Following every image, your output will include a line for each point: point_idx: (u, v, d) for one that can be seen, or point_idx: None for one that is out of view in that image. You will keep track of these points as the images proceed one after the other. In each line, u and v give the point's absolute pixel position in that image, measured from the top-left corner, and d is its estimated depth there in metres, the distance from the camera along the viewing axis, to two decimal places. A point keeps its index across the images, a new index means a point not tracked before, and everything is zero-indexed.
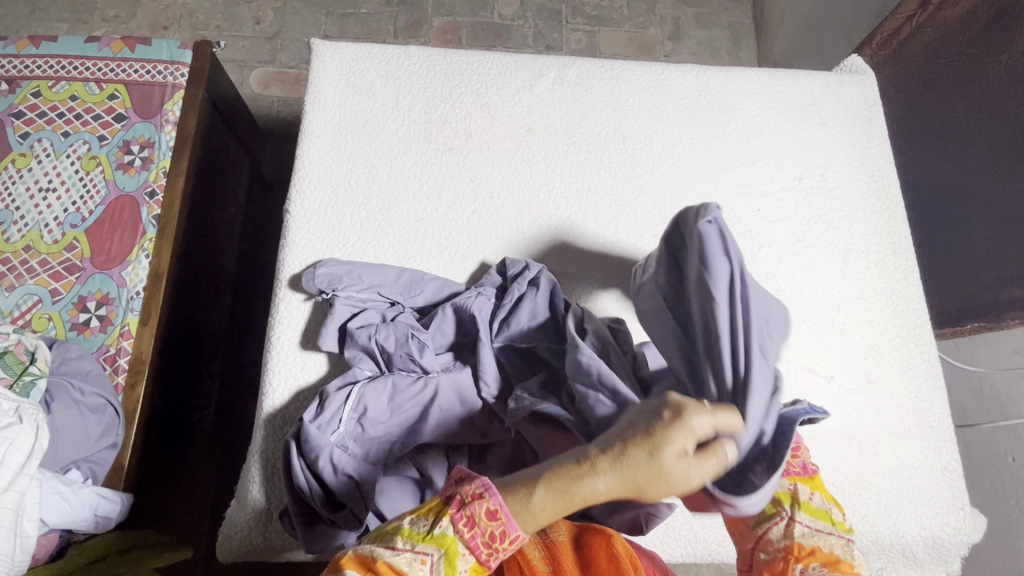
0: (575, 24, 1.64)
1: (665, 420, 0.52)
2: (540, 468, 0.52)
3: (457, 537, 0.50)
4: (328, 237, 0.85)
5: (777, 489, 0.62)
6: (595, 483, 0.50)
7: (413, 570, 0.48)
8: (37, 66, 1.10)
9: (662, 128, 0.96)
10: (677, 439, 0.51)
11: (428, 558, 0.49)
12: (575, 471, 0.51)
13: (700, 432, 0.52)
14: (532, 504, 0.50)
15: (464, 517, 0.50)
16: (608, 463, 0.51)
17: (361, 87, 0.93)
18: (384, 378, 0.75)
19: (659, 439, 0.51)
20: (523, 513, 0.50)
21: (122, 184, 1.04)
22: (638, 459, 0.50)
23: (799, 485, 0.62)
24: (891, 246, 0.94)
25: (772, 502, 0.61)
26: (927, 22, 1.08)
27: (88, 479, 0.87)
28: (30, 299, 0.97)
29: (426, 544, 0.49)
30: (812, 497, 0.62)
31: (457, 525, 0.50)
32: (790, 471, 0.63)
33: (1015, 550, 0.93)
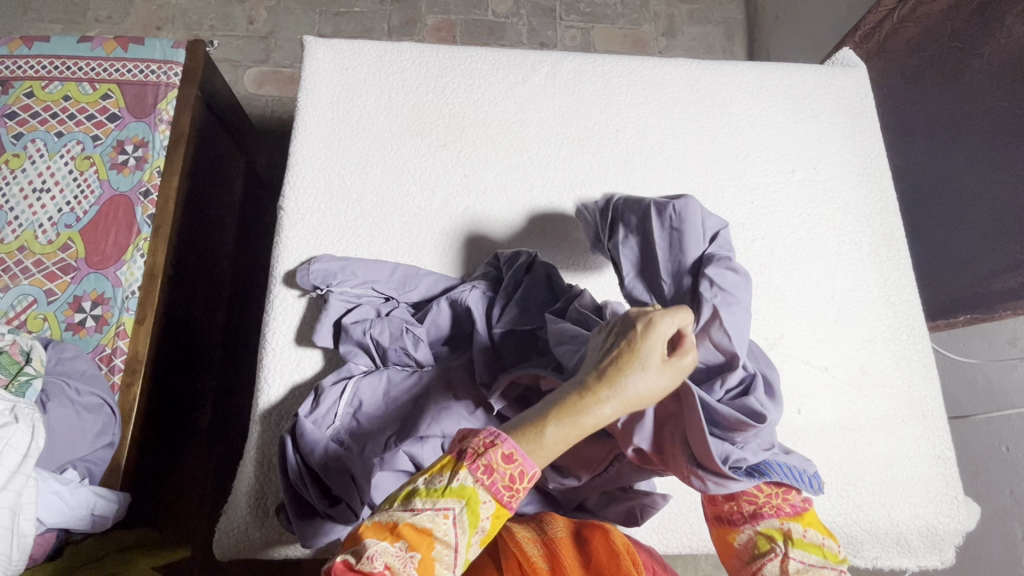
0: (569, 21, 1.65)
1: (638, 328, 0.50)
2: (540, 406, 0.51)
3: (476, 486, 0.49)
4: (322, 234, 0.85)
5: (766, 526, 0.59)
6: (596, 412, 0.49)
7: (437, 526, 0.48)
8: (30, 67, 1.10)
9: (655, 122, 0.96)
10: (654, 341, 0.50)
11: (450, 512, 0.48)
12: (572, 401, 0.50)
13: (669, 325, 0.51)
14: (542, 441, 0.49)
15: (481, 467, 0.49)
16: (601, 385, 0.49)
17: (353, 83, 0.94)
18: (378, 372, 0.77)
19: (639, 346, 0.50)
20: (537, 451, 0.49)
21: (116, 184, 1.04)
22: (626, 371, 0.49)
23: (790, 523, 0.59)
24: (883, 238, 0.95)
25: (764, 540, 0.59)
26: (909, 16, 1.11)
27: (86, 477, 0.88)
28: (25, 299, 0.97)
29: (445, 500, 0.49)
30: (806, 533, 0.59)
31: (475, 475, 0.49)
32: (782, 509, 0.60)
33: (1009, 539, 0.94)
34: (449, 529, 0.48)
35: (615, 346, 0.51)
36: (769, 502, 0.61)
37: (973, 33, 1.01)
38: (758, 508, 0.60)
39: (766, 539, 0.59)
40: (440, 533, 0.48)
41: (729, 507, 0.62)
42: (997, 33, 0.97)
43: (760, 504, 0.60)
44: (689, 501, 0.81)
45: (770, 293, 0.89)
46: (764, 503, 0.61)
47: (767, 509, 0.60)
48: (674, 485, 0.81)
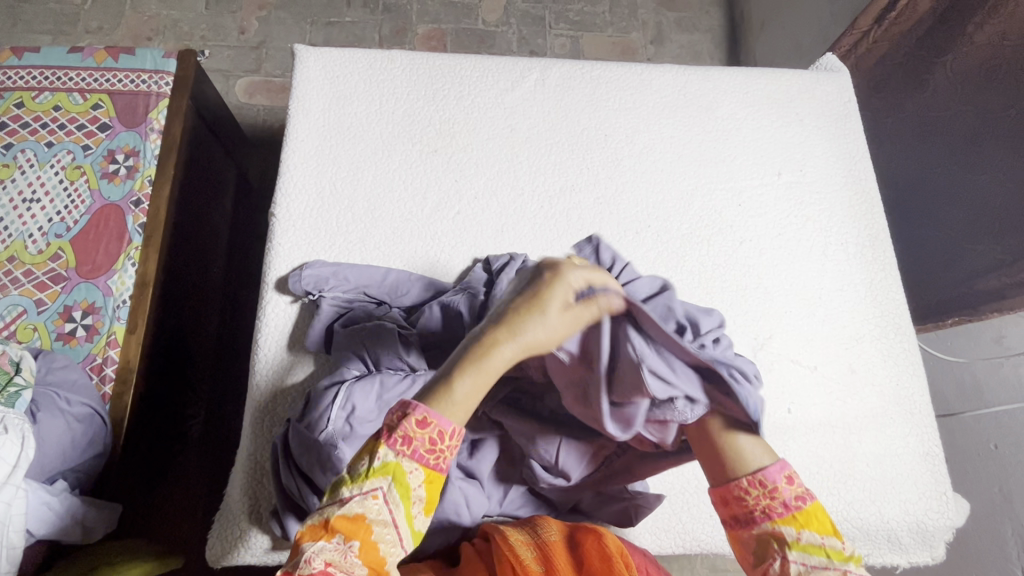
0: (559, 29, 1.67)
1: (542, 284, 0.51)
2: (450, 361, 0.51)
3: (399, 458, 0.48)
4: (314, 240, 0.86)
5: (760, 532, 0.52)
6: (496, 360, 0.50)
7: (369, 510, 0.47)
8: (20, 77, 1.10)
9: (643, 127, 0.98)
10: (558, 291, 0.51)
11: (377, 493, 0.47)
12: (480, 352, 0.50)
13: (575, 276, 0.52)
14: (454, 394, 0.49)
15: (398, 438, 0.48)
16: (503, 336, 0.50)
17: (344, 91, 0.94)
18: (371, 377, 0.73)
19: (541, 299, 0.51)
20: (451, 406, 0.49)
21: (107, 193, 1.04)
22: (526, 323, 0.50)
23: (783, 526, 0.51)
24: (869, 238, 0.96)
25: (763, 547, 0.52)
26: (882, 36, 1.09)
27: (75, 488, 0.87)
28: (14, 310, 0.97)
29: (370, 481, 0.47)
30: (803, 535, 0.51)
31: (395, 448, 0.48)
32: (773, 512, 0.52)
33: (998, 536, 0.95)
34: (382, 509, 0.47)
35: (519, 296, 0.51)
36: (758, 504, 0.53)
37: (938, 39, 1.03)
38: (750, 512, 0.53)
39: (764, 546, 0.52)
40: (373, 514, 0.46)
41: (723, 510, 0.55)
42: (959, 40, 0.99)
43: (751, 508, 0.52)
44: (682, 501, 0.81)
45: (758, 292, 0.90)
46: (752, 507, 0.53)
47: (759, 513, 0.52)
48: (668, 485, 0.81)
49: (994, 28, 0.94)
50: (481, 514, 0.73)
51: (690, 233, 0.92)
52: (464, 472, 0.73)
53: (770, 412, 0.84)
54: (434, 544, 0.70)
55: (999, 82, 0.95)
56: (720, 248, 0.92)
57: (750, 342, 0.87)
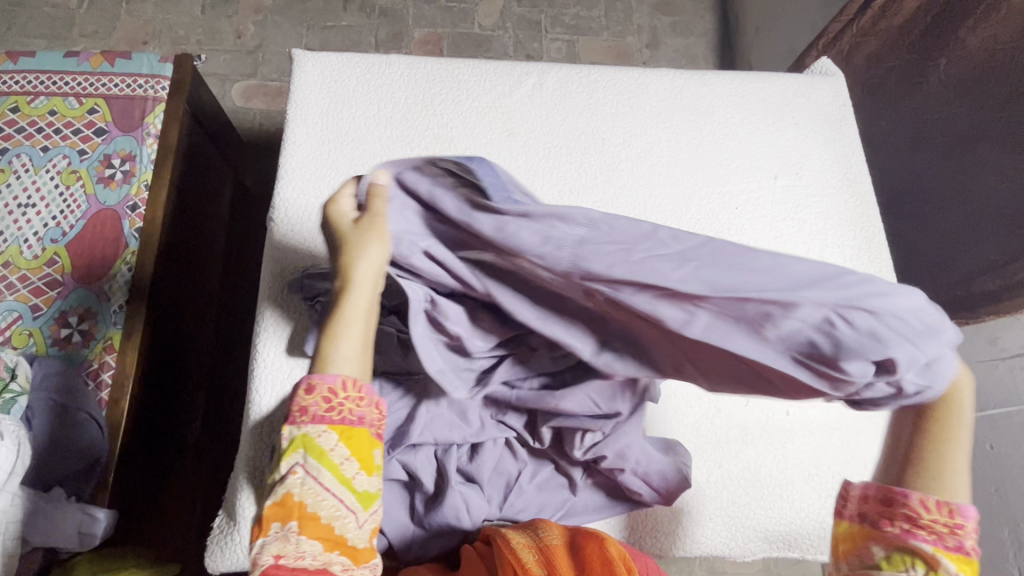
0: (555, 33, 1.67)
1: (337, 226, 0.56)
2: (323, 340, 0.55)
3: (302, 431, 0.52)
4: (312, 244, 0.86)
5: (911, 547, 0.45)
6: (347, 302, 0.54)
7: (292, 487, 0.50)
8: (15, 81, 1.10)
9: (640, 131, 0.98)
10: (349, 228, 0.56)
11: (297, 467, 0.51)
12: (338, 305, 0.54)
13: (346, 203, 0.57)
14: (334, 356, 0.53)
15: (296, 414, 0.52)
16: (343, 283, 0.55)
17: (342, 95, 0.94)
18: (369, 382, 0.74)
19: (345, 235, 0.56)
20: (337, 365, 0.53)
21: (103, 198, 1.03)
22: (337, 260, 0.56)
23: (946, 561, 0.44)
24: (865, 241, 0.97)
25: (898, 561, 0.45)
26: (871, 30, 1.15)
27: (72, 496, 0.87)
28: (10, 315, 0.96)
29: (289, 461, 0.51)
30: None
31: (297, 424, 0.52)
32: (944, 541, 0.45)
33: (995, 536, 0.96)
34: (306, 480, 0.50)
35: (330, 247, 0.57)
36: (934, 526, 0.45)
37: (931, 44, 1.04)
38: (911, 525, 0.46)
39: (901, 561, 0.45)
40: (298, 487, 0.50)
41: (880, 509, 0.48)
42: (953, 44, 1.00)
43: (917, 522, 0.46)
44: (683, 505, 0.81)
45: None
46: (921, 524, 0.45)
47: (926, 533, 0.45)
48: None
49: (988, 31, 0.94)
50: (482, 519, 0.73)
51: None
52: (464, 476, 0.74)
53: (768, 415, 0.84)
54: (434, 549, 0.71)
55: (989, 86, 0.96)
56: None
57: None
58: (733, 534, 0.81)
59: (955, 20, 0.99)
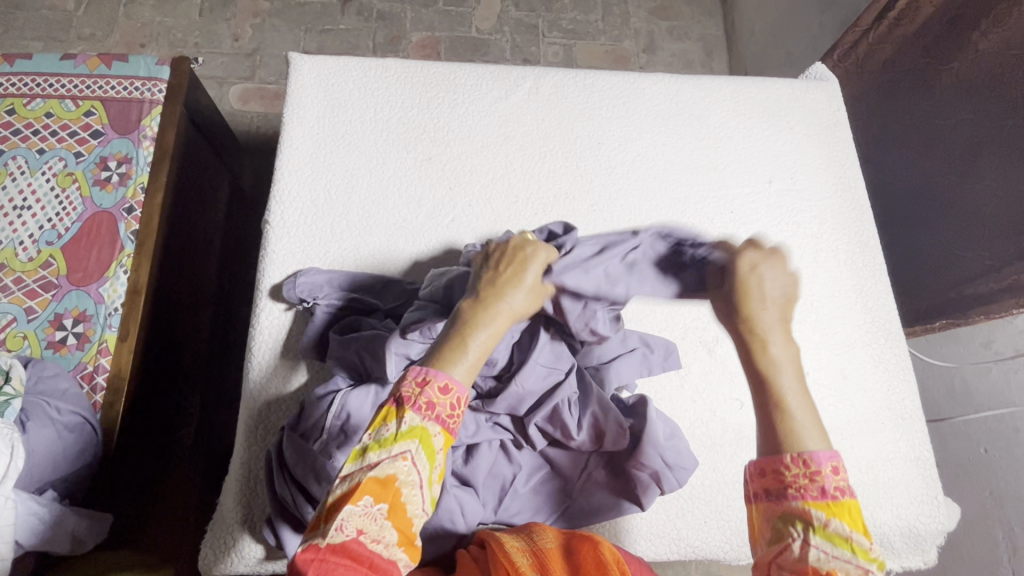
0: (552, 37, 1.68)
1: (508, 259, 0.62)
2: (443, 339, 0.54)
3: (424, 424, 0.49)
4: (308, 247, 0.86)
5: (788, 510, 0.48)
6: (496, 317, 0.56)
7: (399, 473, 0.47)
8: (12, 84, 1.10)
9: (636, 135, 0.99)
10: (523, 265, 0.61)
11: (407, 456, 0.48)
12: (474, 317, 0.56)
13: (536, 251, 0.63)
14: (467, 349, 0.53)
15: (422, 405, 0.49)
16: (489, 301, 0.58)
17: (338, 99, 0.95)
18: (366, 386, 0.73)
19: (511, 272, 0.61)
20: (462, 366, 0.52)
21: (99, 200, 1.03)
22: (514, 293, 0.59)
23: (812, 510, 0.47)
24: (859, 244, 0.97)
25: (786, 526, 0.48)
26: (887, 38, 1.14)
27: (65, 498, 0.86)
28: (4, 318, 0.96)
29: (400, 445, 0.48)
30: (831, 525, 0.47)
31: (420, 415, 0.49)
32: (809, 494, 0.48)
33: (989, 539, 0.96)
34: (409, 472, 0.48)
35: (489, 279, 0.60)
36: (796, 481, 0.49)
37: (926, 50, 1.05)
38: (783, 488, 0.49)
39: (789, 526, 0.48)
40: (403, 477, 0.48)
41: (762, 480, 0.51)
42: (965, 49, 1.00)
43: (786, 483, 0.49)
44: (677, 508, 0.81)
45: None
46: (790, 485, 0.49)
47: (794, 491, 0.48)
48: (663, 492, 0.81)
49: (999, 37, 0.94)
50: (477, 522, 0.73)
51: None
52: (458, 479, 0.73)
53: None
54: (428, 553, 0.69)
55: (992, 90, 0.96)
56: None
57: None
58: (728, 537, 0.81)
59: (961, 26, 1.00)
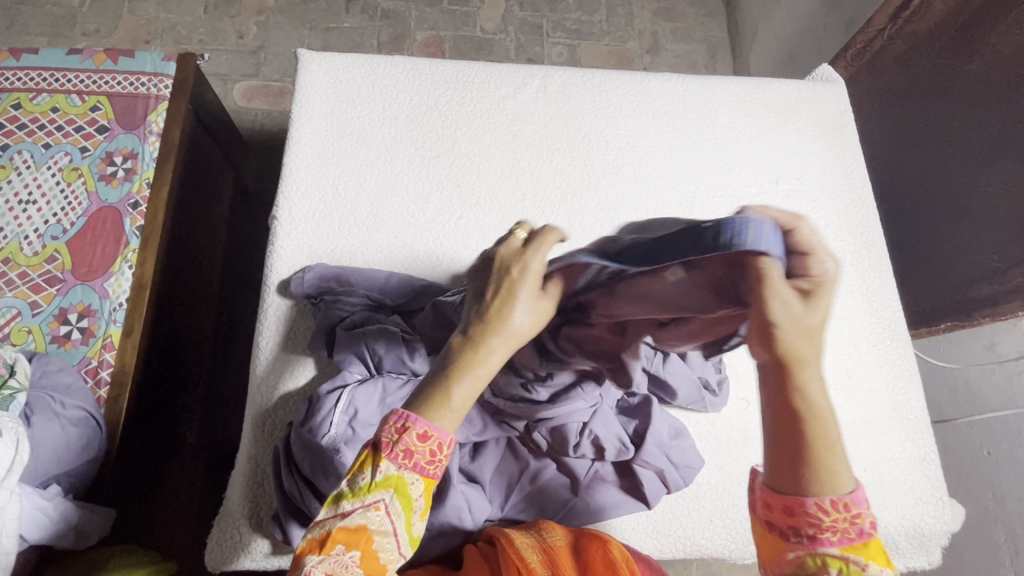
0: (556, 37, 1.68)
1: (513, 275, 0.45)
2: (426, 392, 0.46)
3: (401, 471, 0.46)
4: (316, 243, 0.86)
5: (821, 554, 0.43)
6: (491, 359, 0.45)
7: (371, 523, 0.45)
8: (18, 78, 1.10)
9: (643, 135, 0.99)
10: (528, 275, 0.46)
11: (380, 504, 0.46)
12: (464, 359, 0.45)
13: (537, 258, 0.46)
14: (451, 407, 0.45)
15: (399, 452, 0.46)
16: (486, 334, 0.45)
17: (347, 95, 0.95)
18: (374, 381, 0.74)
19: (515, 290, 0.45)
20: (450, 419, 0.46)
21: (104, 195, 1.03)
22: (516, 320, 0.45)
23: (849, 554, 0.43)
24: (865, 246, 0.97)
25: (816, 565, 0.43)
26: (899, 35, 1.13)
27: (69, 493, 0.86)
28: (9, 312, 0.96)
29: (374, 493, 0.46)
30: (868, 568, 0.43)
31: (396, 462, 0.46)
32: (845, 536, 0.43)
33: (992, 541, 0.96)
34: (383, 520, 0.46)
35: (490, 294, 0.46)
36: (832, 524, 0.43)
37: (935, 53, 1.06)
38: (816, 531, 0.43)
39: (817, 567, 0.43)
40: (375, 526, 0.45)
41: (786, 519, 0.44)
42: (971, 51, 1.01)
43: (820, 526, 0.43)
44: (683, 506, 0.81)
45: None
46: (824, 526, 0.43)
47: (828, 533, 0.43)
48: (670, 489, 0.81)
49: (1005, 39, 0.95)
50: (484, 518, 0.73)
51: None
52: (466, 476, 0.74)
53: None
54: (434, 550, 0.70)
55: (997, 93, 0.96)
56: None
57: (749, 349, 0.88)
58: (734, 536, 0.81)
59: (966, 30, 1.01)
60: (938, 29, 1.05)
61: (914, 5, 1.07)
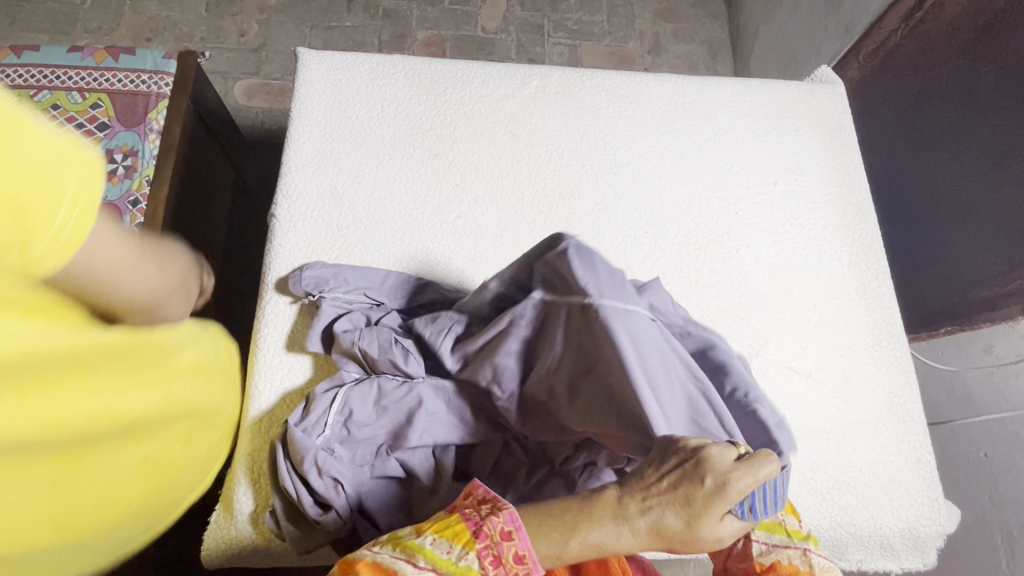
0: (557, 37, 1.68)
1: (706, 492, 0.53)
2: (565, 520, 0.54)
3: (478, 572, 0.51)
4: (314, 241, 0.86)
5: None
6: (622, 540, 0.54)
7: None
8: (19, 75, 1.10)
9: (642, 135, 0.99)
10: (717, 503, 0.54)
11: None
12: (602, 525, 0.54)
13: (740, 484, 0.54)
14: (564, 549, 0.53)
15: (491, 556, 0.52)
16: (637, 518, 0.54)
17: (346, 93, 0.95)
18: (369, 382, 0.76)
19: (696, 509, 0.54)
20: (550, 553, 0.54)
21: (104, 192, 1.04)
22: (670, 521, 0.53)
23: None
24: (863, 247, 0.98)
25: None
26: (911, 34, 1.13)
27: None
28: None
29: (448, 574, 0.51)
30: (770, 511, 0.61)
31: (482, 561, 0.51)
32: None
33: (988, 542, 0.96)
34: None
35: (668, 490, 0.54)
36: None
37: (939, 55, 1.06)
38: None
39: None
40: None
41: None
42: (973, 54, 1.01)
43: None
44: None
45: (754, 300, 0.91)
46: None
47: None
48: None
49: (1007, 41, 0.95)
50: None
51: (687, 240, 0.93)
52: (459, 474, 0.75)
53: None
54: None
55: (1000, 95, 0.96)
56: (716, 255, 0.93)
57: (745, 349, 0.88)
58: None
59: (974, 30, 1.01)
60: (948, 30, 1.05)
61: (929, 5, 1.08)
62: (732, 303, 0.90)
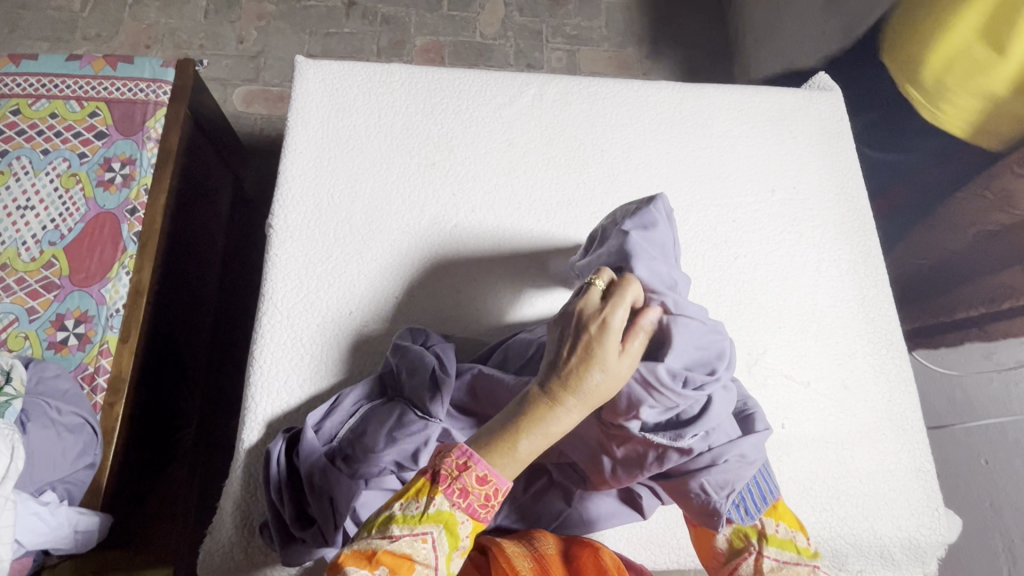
0: (556, 43, 1.68)
1: (594, 334, 0.52)
2: (506, 423, 0.52)
3: (454, 509, 0.50)
4: (311, 252, 0.86)
5: (741, 523, 0.60)
6: (564, 419, 0.52)
7: (416, 552, 0.48)
8: (17, 84, 1.10)
9: (639, 143, 0.99)
10: (609, 338, 0.52)
11: (428, 536, 0.49)
12: (539, 410, 0.51)
13: (619, 316, 0.53)
14: (518, 453, 0.51)
15: (457, 490, 0.50)
16: (565, 394, 0.51)
17: (343, 103, 0.95)
18: (387, 407, 0.76)
19: (596, 351, 0.51)
20: (512, 463, 0.52)
21: (102, 201, 1.04)
22: (592, 383, 0.51)
23: (766, 518, 0.60)
24: (862, 255, 0.97)
25: (739, 537, 0.60)
26: None
27: (64, 500, 0.85)
28: (6, 317, 0.96)
29: (423, 525, 0.49)
30: (778, 527, 0.60)
31: (452, 499, 0.50)
32: (758, 503, 0.61)
33: (989, 551, 0.96)
34: (428, 553, 0.49)
35: (571, 354, 0.52)
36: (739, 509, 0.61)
37: None
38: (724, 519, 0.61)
39: (743, 538, 0.60)
40: (421, 557, 0.48)
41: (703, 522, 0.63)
42: None
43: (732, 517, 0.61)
44: (676, 516, 0.81)
45: (752, 309, 0.91)
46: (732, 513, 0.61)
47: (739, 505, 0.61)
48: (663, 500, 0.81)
49: None
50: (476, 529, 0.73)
51: (685, 249, 0.93)
52: None
53: None
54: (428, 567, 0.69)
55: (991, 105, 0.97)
56: (715, 262, 0.93)
57: (745, 357, 0.88)
58: None
59: None
60: None
61: None
62: (731, 312, 0.90)
